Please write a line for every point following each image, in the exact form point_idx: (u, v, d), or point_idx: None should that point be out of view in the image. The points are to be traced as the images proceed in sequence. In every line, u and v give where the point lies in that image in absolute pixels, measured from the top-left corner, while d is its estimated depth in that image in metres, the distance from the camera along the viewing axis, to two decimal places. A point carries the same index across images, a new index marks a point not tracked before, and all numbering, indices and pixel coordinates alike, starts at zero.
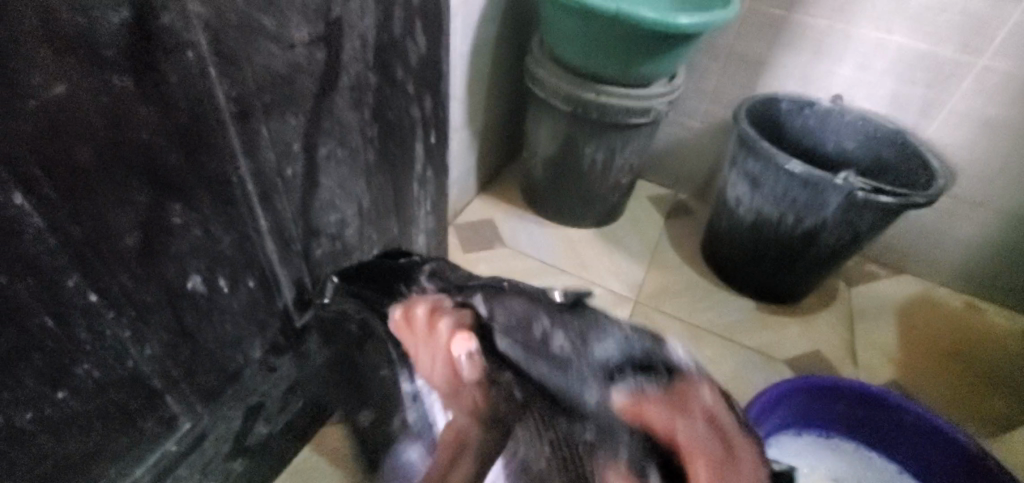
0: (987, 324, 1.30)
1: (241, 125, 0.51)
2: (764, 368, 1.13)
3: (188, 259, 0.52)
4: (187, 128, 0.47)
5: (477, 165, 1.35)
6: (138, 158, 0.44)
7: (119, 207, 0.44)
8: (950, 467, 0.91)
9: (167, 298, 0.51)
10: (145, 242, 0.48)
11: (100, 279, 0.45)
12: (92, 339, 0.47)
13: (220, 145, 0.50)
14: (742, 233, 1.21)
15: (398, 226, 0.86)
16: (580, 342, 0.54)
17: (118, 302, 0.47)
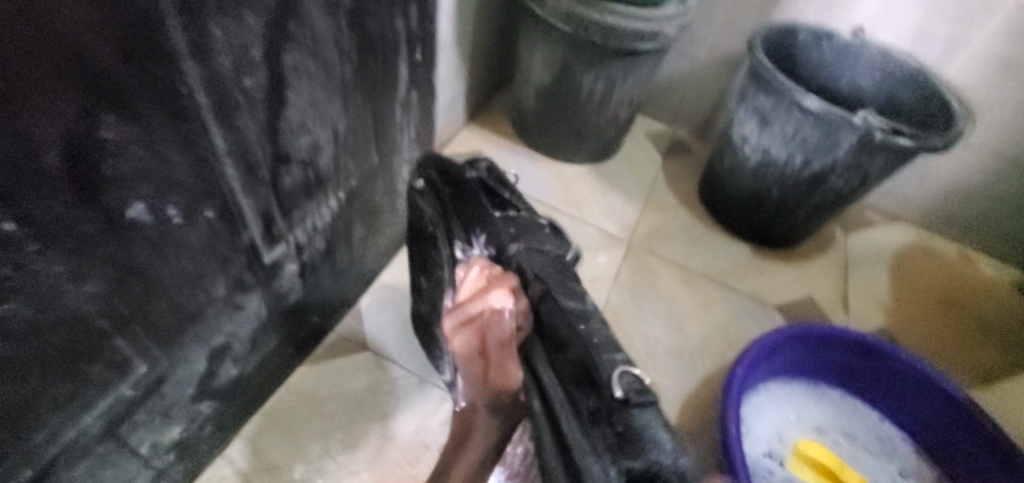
0: (980, 275, 1.28)
1: (187, 18, 0.42)
2: (756, 313, 1.11)
3: (132, 182, 0.44)
4: (123, 22, 0.38)
5: (466, 91, 1.25)
6: (61, 54, 0.36)
7: (40, 115, 0.36)
8: (938, 413, 0.91)
9: (108, 226, 0.44)
10: (76, 162, 0.39)
11: (23, 204, 0.37)
12: (18, 273, 0.39)
13: (166, 47, 0.41)
14: (745, 174, 1.14)
15: (378, 155, 0.78)
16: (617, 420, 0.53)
17: (47, 233, 0.40)
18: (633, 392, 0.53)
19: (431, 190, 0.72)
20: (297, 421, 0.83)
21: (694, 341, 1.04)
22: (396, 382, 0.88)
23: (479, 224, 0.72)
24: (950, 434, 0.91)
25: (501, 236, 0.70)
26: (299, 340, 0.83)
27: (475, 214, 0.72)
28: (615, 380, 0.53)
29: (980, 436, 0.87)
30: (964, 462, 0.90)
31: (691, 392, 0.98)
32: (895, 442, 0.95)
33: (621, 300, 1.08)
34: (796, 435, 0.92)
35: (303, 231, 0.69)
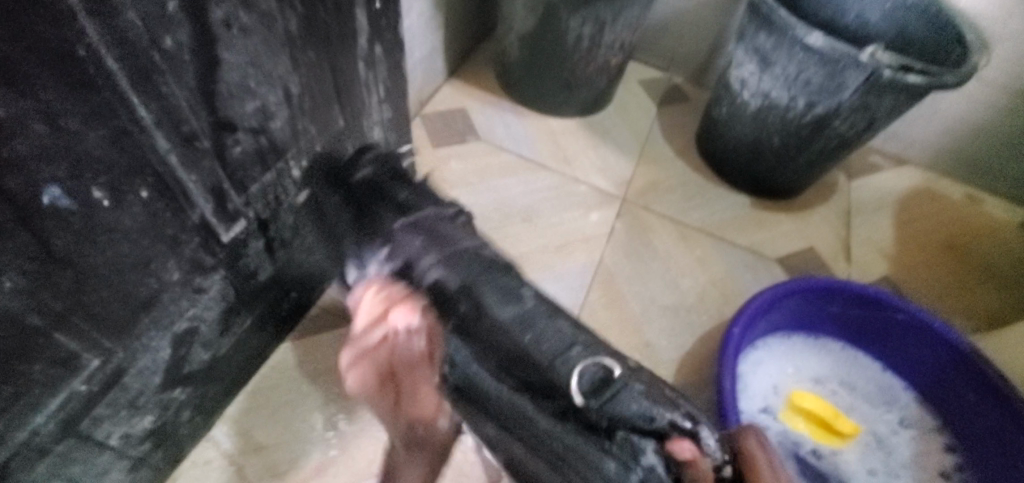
0: (987, 217, 1.23)
1: None
2: (754, 268, 1.07)
3: (42, 162, 0.40)
4: None
5: (444, 43, 1.16)
6: None
7: None
8: (942, 363, 0.88)
9: (24, 214, 0.40)
10: None
11: None
12: None
13: (60, 8, 0.36)
14: (744, 121, 1.08)
15: (344, 118, 0.71)
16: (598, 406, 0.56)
17: None
18: (596, 385, 0.57)
19: (313, 203, 0.72)
20: (280, 399, 0.79)
21: (690, 299, 1.01)
22: None
23: (383, 236, 0.67)
24: (953, 383, 0.88)
25: (406, 250, 0.66)
26: (278, 318, 0.79)
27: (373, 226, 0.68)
28: (574, 382, 0.57)
29: (984, 385, 0.84)
30: (968, 410, 0.87)
31: (689, 351, 0.95)
32: (897, 392, 0.93)
33: (614, 259, 1.04)
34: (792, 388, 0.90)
35: (265, 206, 0.64)
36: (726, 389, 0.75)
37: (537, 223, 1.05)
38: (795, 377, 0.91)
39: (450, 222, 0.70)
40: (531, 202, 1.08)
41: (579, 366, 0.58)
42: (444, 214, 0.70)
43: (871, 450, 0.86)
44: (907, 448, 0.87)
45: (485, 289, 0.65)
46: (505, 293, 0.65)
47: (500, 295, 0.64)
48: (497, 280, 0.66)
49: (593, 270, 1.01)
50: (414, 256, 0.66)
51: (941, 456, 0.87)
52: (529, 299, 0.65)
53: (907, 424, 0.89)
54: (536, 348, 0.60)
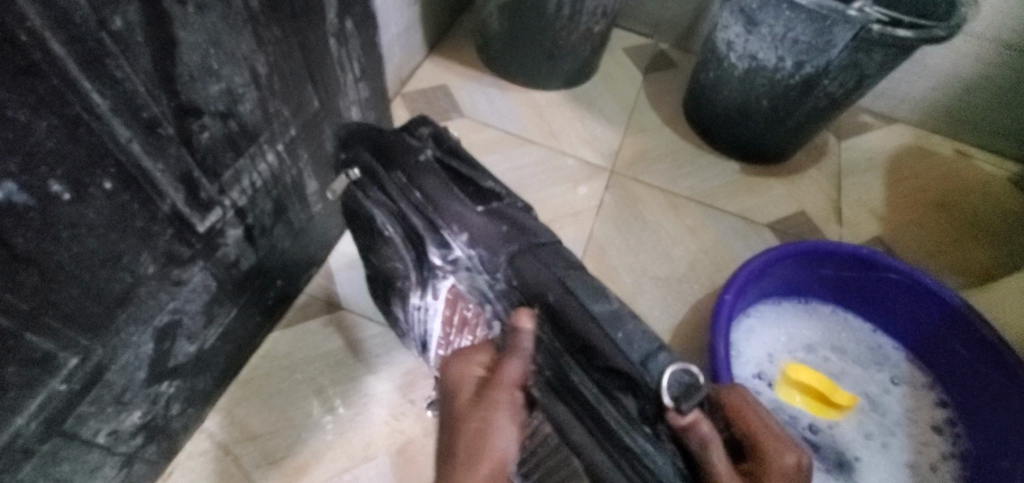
0: (977, 172, 1.23)
1: None
2: (745, 234, 1.06)
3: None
4: None
5: (422, 17, 1.12)
6: None
7: None
8: (934, 320, 0.88)
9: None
10: None
11: None
12: None
13: None
14: (732, 86, 1.06)
15: (318, 99, 0.69)
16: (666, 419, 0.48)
17: None
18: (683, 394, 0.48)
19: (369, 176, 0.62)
20: (274, 387, 0.78)
21: (682, 268, 1.00)
22: (374, 339, 0.83)
23: (456, 221, 0.59)
24: (944, 340, 0.88)
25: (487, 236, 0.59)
26: (265, 307, 0.78)
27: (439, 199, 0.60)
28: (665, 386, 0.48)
29: (973, 340, 0.84)
30: (962, 368, 0.87)
31: (682, 321, 0.94)
32: (888, 352, 0.93)
33: (604, 232, 1.03)
34: (785, 355, 0.90)
35: (241, 193, 0.62)
36: (720, 359, 0.75)
37: (525, 198, 1.04)
38: (788, 344, 0.92)
39: (523, 210, 0.63)
40: (518, 179, 1.06)
41: (668, 370, 0.49)
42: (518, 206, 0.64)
43: (865, 409, 0.87)
44: (901, 407, 0.88)
45: (575, 286, 0.56)
46: (594, 290, 0.56)
47: (588, 293, 0.56)
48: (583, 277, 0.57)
49: (585, 245, 1.00)
50: (491, 250, 0.59)
51: (932, 413, 0.87)
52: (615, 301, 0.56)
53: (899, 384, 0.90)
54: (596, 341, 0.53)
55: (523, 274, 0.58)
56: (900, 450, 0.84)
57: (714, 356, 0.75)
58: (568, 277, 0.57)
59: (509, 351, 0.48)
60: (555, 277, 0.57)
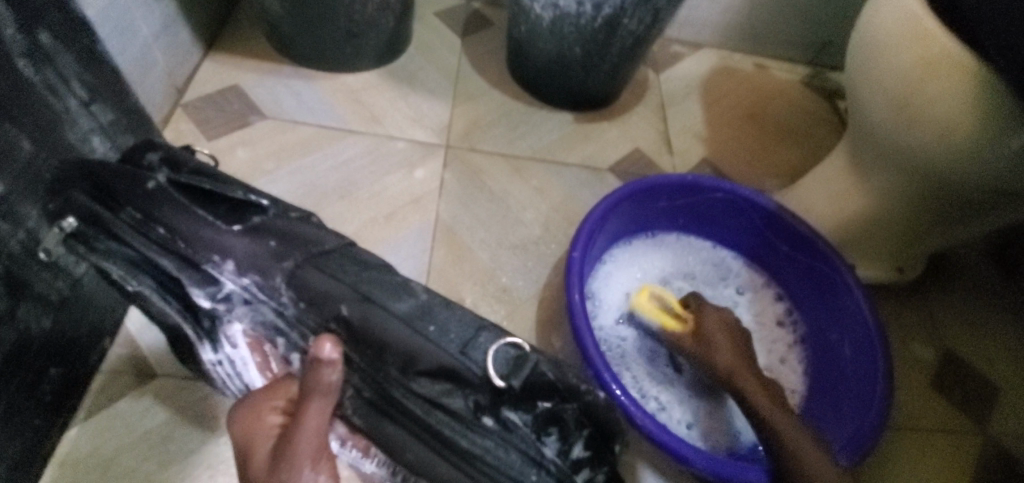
0: (776, 80, 1.35)
1: None
2: (590, 181, 1.07)
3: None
4: None
5: (183, 9, 0.95)
6: None
7: None
8: (759, 228, 0.96)
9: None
10: None
11: None
12: None
13: None
14: (544, 39, 1.03)
15: (28, 137, 0.55)
16: (495, 402, 0.47)
17: None
18: (511, 369, 0.46)
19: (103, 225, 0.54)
20: None
21: (535, 231, 0.98)
22: (207, 399, 0.70)
23: (214, 249, 0.52)
24: (768, 244, 0.96)
25: (258, 255, 0.52)
26: (46, 404, 0.62)
27: (190, 231, 0.53)
28: (490, 365, 0.46)
29: (791, 240, 0.93)
30: (784, 266, 0.97)
31: (546, 284, 0.93)
32: (729, 264, 1.01)
33: (451, 210, 0.97)
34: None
35: None
36: (577, 314, 0.74)
37: (357, 195, 0.95)
38: (644, 280, 0.95)
39: (301, 221, 0.57)
40: (343, 174, 0.96)
41: (493, 348, 0.47)
42: (293, 215, 0.58)
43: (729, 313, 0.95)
44: (747, 313, 0.96)
45: (371, 290, 0.51)
46: (392, 289, 0.52)
47: (387, 294, 0.51)
48: (380, 278, 0.53)
49: (432, 229, 0.94)
50: (263, 267, 0.52)
51: (774, 308, 0.97)
52: (422, 293, 0.52)
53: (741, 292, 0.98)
54: (432, 342, 0.48)
55: (308, 286, 0.51)
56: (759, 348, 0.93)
57: (571, 311, 0.75)
58: (363, 279, 0.52)
59: (312, 391, 0.46)
60: (346, 286, 0.51)
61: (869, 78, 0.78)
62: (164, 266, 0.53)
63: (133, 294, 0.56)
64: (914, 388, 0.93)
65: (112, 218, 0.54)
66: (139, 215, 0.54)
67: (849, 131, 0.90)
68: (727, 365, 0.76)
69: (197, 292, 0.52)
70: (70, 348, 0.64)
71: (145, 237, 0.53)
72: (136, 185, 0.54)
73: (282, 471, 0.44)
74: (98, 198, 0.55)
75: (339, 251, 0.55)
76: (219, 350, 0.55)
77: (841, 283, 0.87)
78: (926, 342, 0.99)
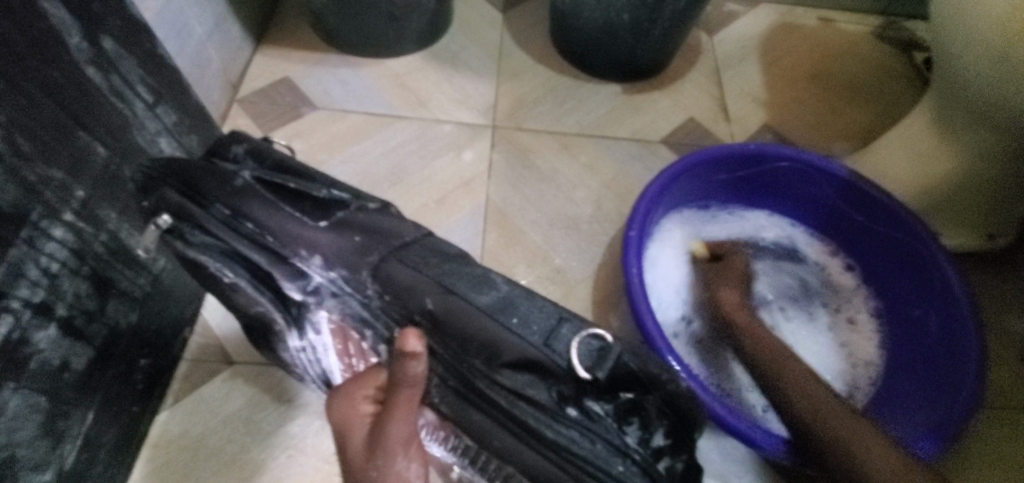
0: (843, 34, 1.24)
1: None
2: (642, 156, 1.03)
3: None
4: None
5: (232, 4, 0.96)
6: None
7: None
8: (831, 200, 0.89)
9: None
10: None
11: None
12: None
13: None
14: (590, 8, 0.99)
15: (103, 144, 0.58)
16: (579, 393, 0.46)
17: None
18: (595, 360, 0.46)
19: (187, 222, 0.55)
20: (180, 466, 0.69)
21: (588, 210, 0.96)
22: (283, 382, 0.74)
23: (302, 245, 0.53)
24: (843, 214, 0.89)
25: (344, 252, 0.53)
26: (139, 392, 0.67)
27: (281, 227, 0.53)
28: (574, 358, 0.46)
29: (870, 209, 0.86)
30: (855, 239, 0.91)
31: (601, 263, 0.91)
32: (800, 238, 0.95)
33: (501, 191, 0.96)
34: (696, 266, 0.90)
35: (33, 285, 0.51)
36: (637, 293, 0.72)
37: (408, 182, 0.95)
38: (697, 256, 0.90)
39: (378, 212, 0.57)
40: (394, 160, 0.97)
41: (575, 341, 0.46)
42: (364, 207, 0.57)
43: (791, 289, 0.90)
44: (817, 280, 0.91)
45: (451, 281, 0.51)
46: (474, 280, 0.51)
47: (470, 284, 0.51)
48: (460, 269, 0.52)
49: (483, 213, 0.94)
50: (347, 264, 0.52)
51: (841, 277, 0.91)
52: (502, 284, 0.51)
53: (814, 265, 0.92)
54: (518, 334, 0.48)
55: (392, 280, 0.52)
56: (826, 321, 0.88)
57: (629, 285, 0.73)
58: (443, 273, 0.52)
59: (400, 384, 0.46)
60: (428, 280, 0.51)
61: (960, 22, 0.70)
62: (255, 259, 0.54)
63: (229, 285, 0.57)
64: (1005, 368, 0.86)
65: (202, 214, 0.54)
66: (228, 211, 0.54)
67: (934, 84, 0.81)
68: (726, 298, 0.76)
69: (288, 282, 0.54)
70: (156, 339, 0.69)
71: (236, 233, 0.54)
72: (226, 183, 0.55)
73: (378, 456, 0.46)
74: (187, 193, 0.55)
75: (419, 241, 0.55)
76: (303, 338, 0.57)
77: (934, 264, 0.79)
78: (1021, 315, 0.90)
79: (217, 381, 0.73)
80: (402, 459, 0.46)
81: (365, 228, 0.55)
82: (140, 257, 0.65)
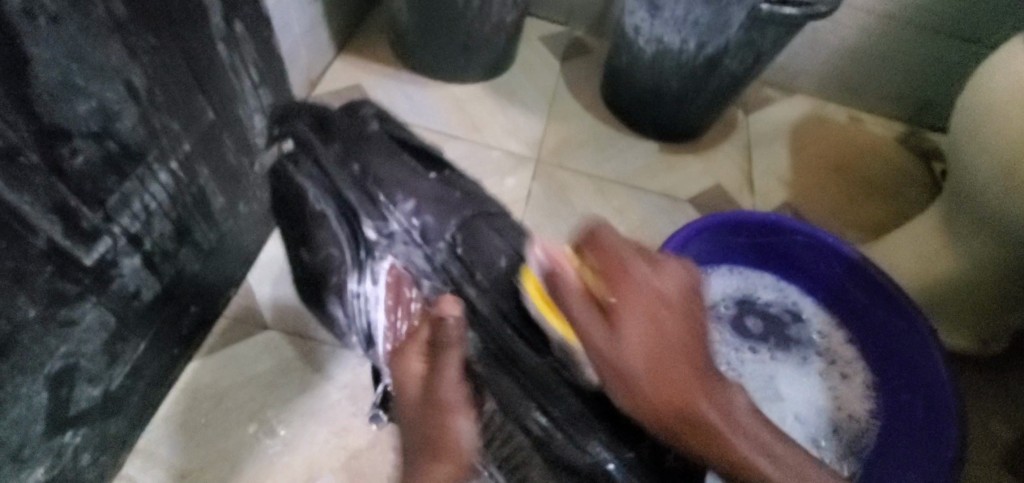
0: (868, 134, 1.33)
1: None
2: (670, 211, 1.10)
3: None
4: None
5: (326, 14, 1.07)
6: None
7: None
8: (840, 278, 0.95)
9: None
10: None
11: None
12: None
13: None
14: (644, 70, 1.08)
15: (213, 110, 0.64)
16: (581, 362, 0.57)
17: None
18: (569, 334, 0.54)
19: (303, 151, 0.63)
20: (203, 416, 0.72)
21: None
22: (312, 352, 0.78)
23: (398, 190, 0.63)
24: (849, 293, 0.95)
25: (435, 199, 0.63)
26: (182, 337, 0.72)
27: (390, 174, 0.63)
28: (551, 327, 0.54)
29: (872, 293, 0.91)
30: (855, 317, 0.96)
31: None
32: (807, 303, 1.01)
33: (536, 219, 1.04)
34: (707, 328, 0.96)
35: (136, 219, 0.56)
36: None
37: None
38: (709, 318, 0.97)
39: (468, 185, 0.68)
40: None
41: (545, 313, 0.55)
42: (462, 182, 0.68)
43: (787, 335, 0.98)
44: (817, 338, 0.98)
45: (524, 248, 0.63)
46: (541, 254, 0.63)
47: None
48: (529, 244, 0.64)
49: None
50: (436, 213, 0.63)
51: (840, 343, 0.97)
52: None
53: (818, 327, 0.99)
54: None
55: (475, 236, 0.62)
56: (817, 367, 0.95)
57: None
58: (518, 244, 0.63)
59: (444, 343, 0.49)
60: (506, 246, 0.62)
61: (971, 138, 0.78)
62: (348, 195, 0.62)
63: (314, 214, 0.63)
64: (988, 467, 0.89)
65: (320, 148, 0.62)
66: (342, 150, 0.64)
67: (945, 191, 0.89)
68: (637, 347, 0.45)
69: (369, 222, 0.62)
70: (207, 292, 0.74)
71: (341, 170, 0.63)
72: (353, 129, 0.65)
73: (437, 411, 0.45)
74: (316, 130, 0.64)
75: (499, 217, 0.66)
76: (358, 285, 0.61)
77: (921, 351, 0.84)
78: (1006, 420, 0.94)
79: (252, 341, 0.78)
80: (462, 418, 0.45)
81: (463, 195, 0.66)
82: (216, 214, 0.69)
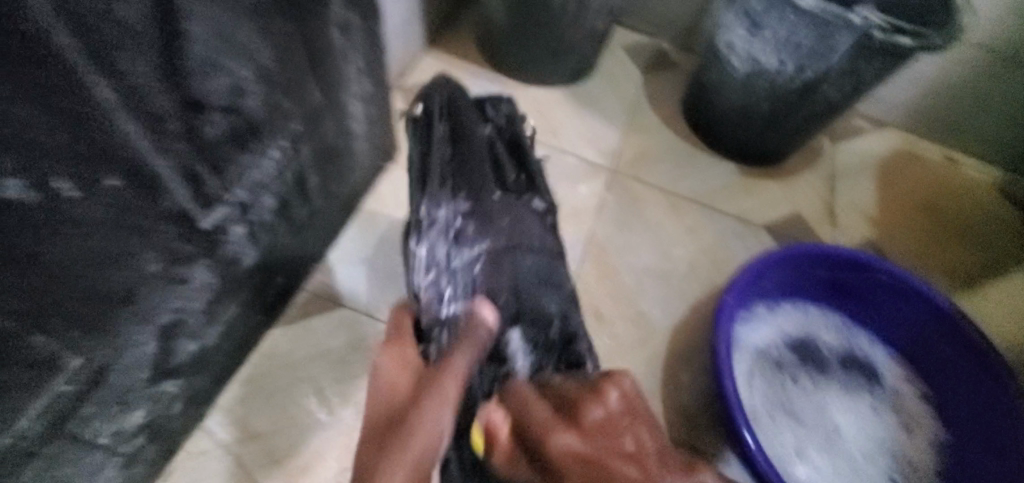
0: (966, 177, 1.25)
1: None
2: (744, 235, 1.07)
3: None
4: None
5: (422, 9, 1.10)
6: None
7: None
8: (925, 328, 0.89)
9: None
10: None
11: None
12: None
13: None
14: (733, 90, 1.05)
15: (324, 94, 0.66)
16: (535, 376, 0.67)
17: None
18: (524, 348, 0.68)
19: (424, 121, 0.72)
20: (276, 382, 0.75)
21: (682, 269, 1.00)
22: (375, 336, 0.80)
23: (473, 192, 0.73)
24: (931, 345, 0.89)
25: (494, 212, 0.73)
26: (266, 306, 0.75)
27: (478, 177, 0.73)
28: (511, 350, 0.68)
29: (958, 343, 0.86)
30: (936, 371, 0.90)
31: (681, 322, 0.95)
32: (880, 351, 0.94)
33: (606, 228, 1.03)
34: (767, 379, 0.87)
35: (247, 190, 0.59)
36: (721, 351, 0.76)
37: None
38: (768, 367, 0.88)
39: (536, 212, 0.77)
40: None
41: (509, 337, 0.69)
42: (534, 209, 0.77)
43: (857, 377, 0.90)
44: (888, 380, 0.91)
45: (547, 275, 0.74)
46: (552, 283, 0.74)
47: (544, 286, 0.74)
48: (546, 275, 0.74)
49: (585, 243, 1.00)
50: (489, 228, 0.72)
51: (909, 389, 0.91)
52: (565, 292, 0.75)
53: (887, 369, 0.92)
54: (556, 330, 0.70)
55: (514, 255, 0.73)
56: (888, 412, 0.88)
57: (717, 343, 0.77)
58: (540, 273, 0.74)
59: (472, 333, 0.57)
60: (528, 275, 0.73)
61: None
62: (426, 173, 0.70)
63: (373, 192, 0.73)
64: None
65: (436, 126, 0.71)
66: (450, 135, 0.73)
67: None
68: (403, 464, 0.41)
69: (426, 201, 0.69)
70: (293, 265, 0.77)
71: (434, 151, 0.71)
72: (473, 127, 0.74)
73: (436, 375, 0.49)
74: (444, 112, 0.73)
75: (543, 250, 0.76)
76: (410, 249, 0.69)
77: (1000, 390, 0.82)
78: None
79: (325, 317, 0.81)
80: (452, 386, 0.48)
81: (513, 223, 0.74)
82: (311, 192, 0.73)
